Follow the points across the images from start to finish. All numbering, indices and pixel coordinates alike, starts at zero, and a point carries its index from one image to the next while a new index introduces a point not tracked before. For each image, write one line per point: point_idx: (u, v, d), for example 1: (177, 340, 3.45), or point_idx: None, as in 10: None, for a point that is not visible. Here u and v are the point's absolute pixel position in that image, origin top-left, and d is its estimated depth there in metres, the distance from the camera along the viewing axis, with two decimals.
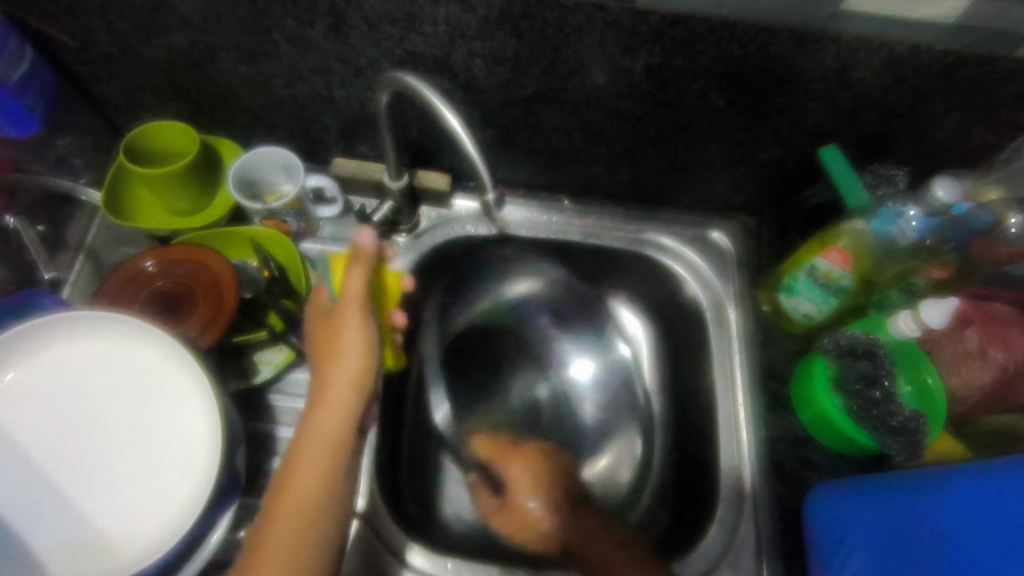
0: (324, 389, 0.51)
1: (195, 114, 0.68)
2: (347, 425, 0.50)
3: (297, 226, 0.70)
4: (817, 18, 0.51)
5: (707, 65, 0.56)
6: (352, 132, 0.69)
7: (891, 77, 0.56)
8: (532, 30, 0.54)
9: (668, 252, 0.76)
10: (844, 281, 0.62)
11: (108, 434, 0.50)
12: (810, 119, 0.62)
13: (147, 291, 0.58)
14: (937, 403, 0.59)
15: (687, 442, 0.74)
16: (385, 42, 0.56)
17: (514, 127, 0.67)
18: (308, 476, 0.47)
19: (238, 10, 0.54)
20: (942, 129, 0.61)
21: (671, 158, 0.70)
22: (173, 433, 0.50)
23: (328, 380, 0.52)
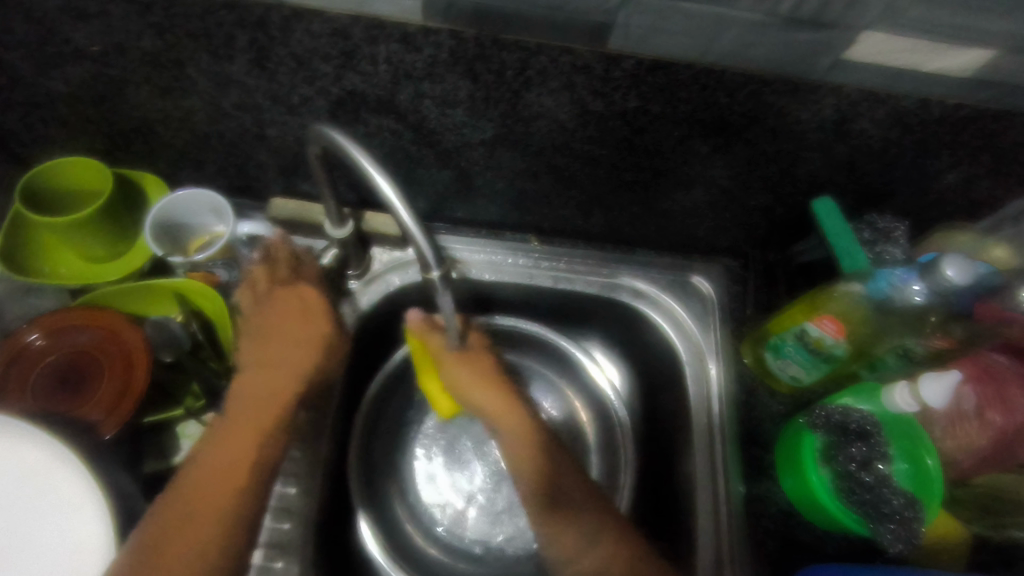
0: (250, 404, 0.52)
1: (110, 148, 0.60)
2: (266, 454, 0.50)
3: (227, 276, 0.60)
4: (815, 68, 0.45)
5: (690, 112, 0.49)
6: (291, 169, 0.61)
7: (896, 129, 0.49)
8: (488, 71, 0.46)
9: (644, 298, 0.69)
10: (834, 351, 0.56)
11: None
12: (802, 169, 0.55)
13: (38, 371, 0.51)
14: (934, 489, 0.53)
15: (660, 507, 0.68)
16: (320, 80, 0.48)
17: (472, 169, 0.59)
18: (236, 452, 0.49)
19: (143, 43, 0.46)
20: (947, 181, 0.55)
21: (648, 202, 0.63)
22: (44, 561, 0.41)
23: (256, 397, 0.53)
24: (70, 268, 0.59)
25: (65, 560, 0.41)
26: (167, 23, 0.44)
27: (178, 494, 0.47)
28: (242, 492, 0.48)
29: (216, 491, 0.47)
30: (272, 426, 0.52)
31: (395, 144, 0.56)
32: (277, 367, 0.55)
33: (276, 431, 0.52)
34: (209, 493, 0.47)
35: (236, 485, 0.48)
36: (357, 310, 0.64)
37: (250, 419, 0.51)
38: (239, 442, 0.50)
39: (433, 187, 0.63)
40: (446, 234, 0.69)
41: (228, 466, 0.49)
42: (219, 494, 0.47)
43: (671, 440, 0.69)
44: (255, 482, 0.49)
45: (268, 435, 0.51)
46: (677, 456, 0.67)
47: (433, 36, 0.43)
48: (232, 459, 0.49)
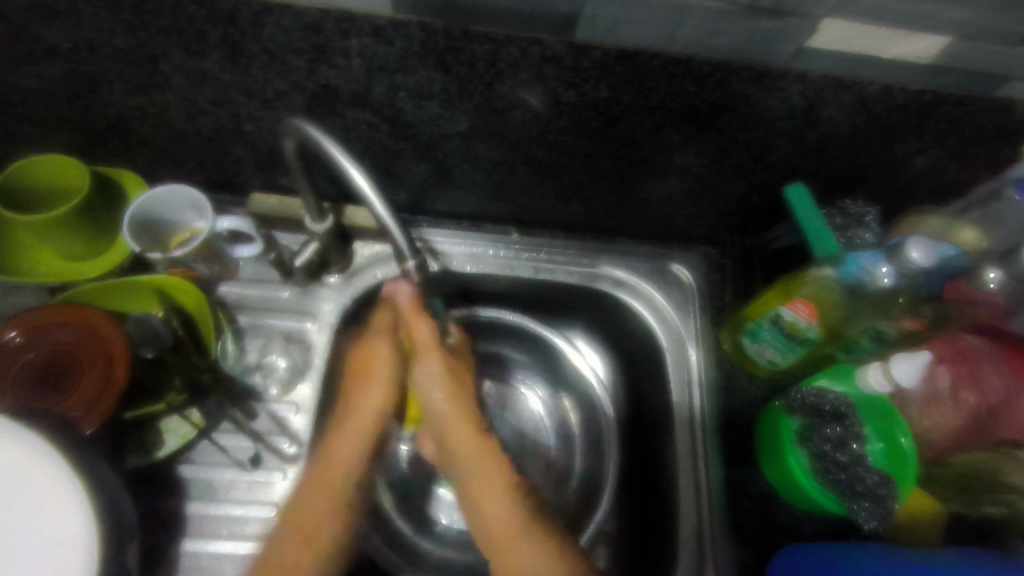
0: (349, 419, 0.55)
1: (87, 147, 0.60)
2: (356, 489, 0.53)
3: (207, 270, 0.63)
4: (781, 56, 0.45)
5: (661, 102, 0.50)
6: (269, 164, 0.61)
7: (862, 115, 0.50)
8: (460, 64, 0.47)
9: (624, 286, 0.70)
10: (808, 334, 0.57)
11: None
12: (774, 156, 0.56)
13: (19, 368, 0.51)
14: (908, 468, 0.54)
15: (644, 492, 0.69)
16: (294, 74, 0.49)
17: (450, 161, 0.60)
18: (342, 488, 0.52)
19: (114, 39, 0.47)
20: (915, 166, 0.56)
21: (625, 192, 0.64)
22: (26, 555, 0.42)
23: (353, 411, 0.55)
24: (50, 266, 0.59)
25: (48, 555, 0.42)
26: (138, 19, 0.44)
27: (285, 522, 0.50)
28: (317, 527, 0.50)
29: (318, 522, 0.50)
30: (359, 460, 0.53)
31: (372, 137, 0.56)
32: (369, 376, 0.56)
33: (360, 473, 0.53)
34: (291, 524, 0.50)
35: (305, 531, 0.50)
36: (339, 304, 0.65)
37: (343, 455, 0.53)
38: (355, 435, 0.55)
39: (412, 180, 0.64)
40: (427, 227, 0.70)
41: (339, 460, 0.53)
42: (320, 534, 0.50)
43: (653, 426, 0.70)
44: (333, 542, 0.50)
45: (351, 467, 0.53)
46: (659, 441, 0.68)
47: (403, 28, 0.44)
48: (310, 500, 0.51)
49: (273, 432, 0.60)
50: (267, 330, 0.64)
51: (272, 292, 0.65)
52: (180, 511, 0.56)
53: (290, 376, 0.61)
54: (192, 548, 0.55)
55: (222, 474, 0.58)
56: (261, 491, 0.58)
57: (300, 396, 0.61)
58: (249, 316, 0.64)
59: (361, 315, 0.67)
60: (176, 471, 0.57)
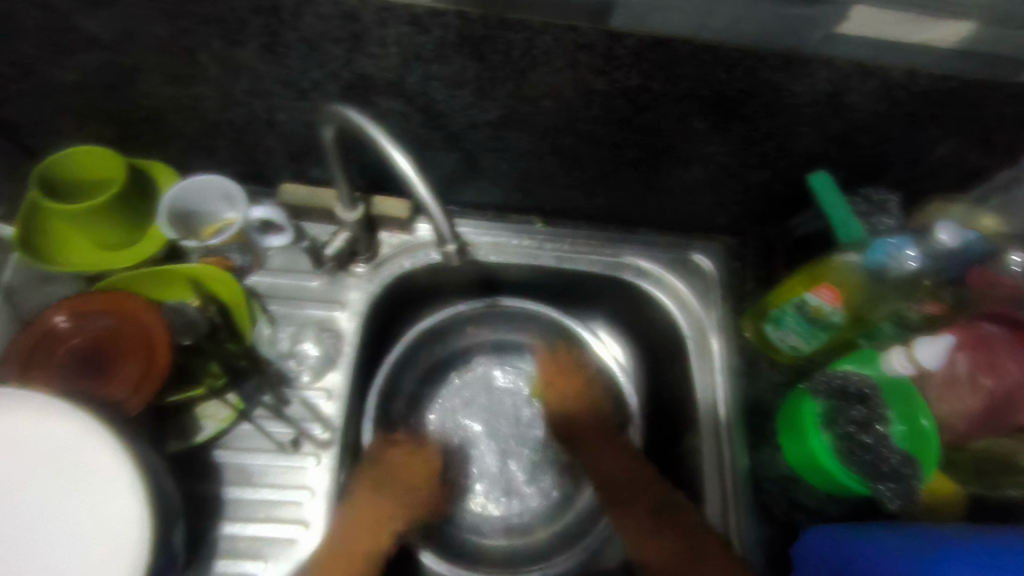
0: (363, 516, 0.56)
1: (121, 138, 0.61)
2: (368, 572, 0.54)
3: (241, 261, 0.64)
4: (809, 41, 0.46)
5: (689, 89, 0.51)
6: (300, 154, 0.62)
7: (886, 102, 0.51)
8: (495, 52, 0.48)
9: (646, 275, 0.71)
10: (833, 319, 0.58)
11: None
12: (798, 144, 0.57)
13: (63, 353, 0.52)
14: (931, 449, 0.56)
15: (668, 478, 0.70)
16: (330, 64, 0.50)
17: (478, 151, 0.61)
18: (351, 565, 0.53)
19: (156, 30, 0.48)
20: (936, 152, 0.57)
21: (649, 181, 0.65)
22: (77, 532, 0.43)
23: (363, 509, 0.56)
24: (86, 256, 0.60)
25: (101, 531, 0.43)
26: (180, 9, 0.46)
27: None
28: None
29: None
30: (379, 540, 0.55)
31: (403, 126, 0.57)
32: (376, 501, 0.57)
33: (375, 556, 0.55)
34: None
35: None
36: (368, 293, 0.66)
37: (358, 533, 0.55)
38: (371, 528, 0.55)
39: (440, 170, 0.65)
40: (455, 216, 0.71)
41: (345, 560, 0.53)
42: None
43: (675, 413, 0.71)
44: None
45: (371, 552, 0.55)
46: (682, 427, 0.69)
47: (441, 16, 0.45)
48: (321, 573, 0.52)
49: (305, 418, 0.61)
50: (297, 319, 0.65)
51: (302, 281, 0.66)
52: (217, 495, 0.57)
53: (322, 364, 0.63)
54: (230, 531, 0.56)
55: (257, 459, 0.59)
56: (295, 475, 0.59)
57: (330, 383, 0.62)
58: (280, 305, 0.65)
59: (389, 304, 0.68)
60: (213, 456, 0.59)
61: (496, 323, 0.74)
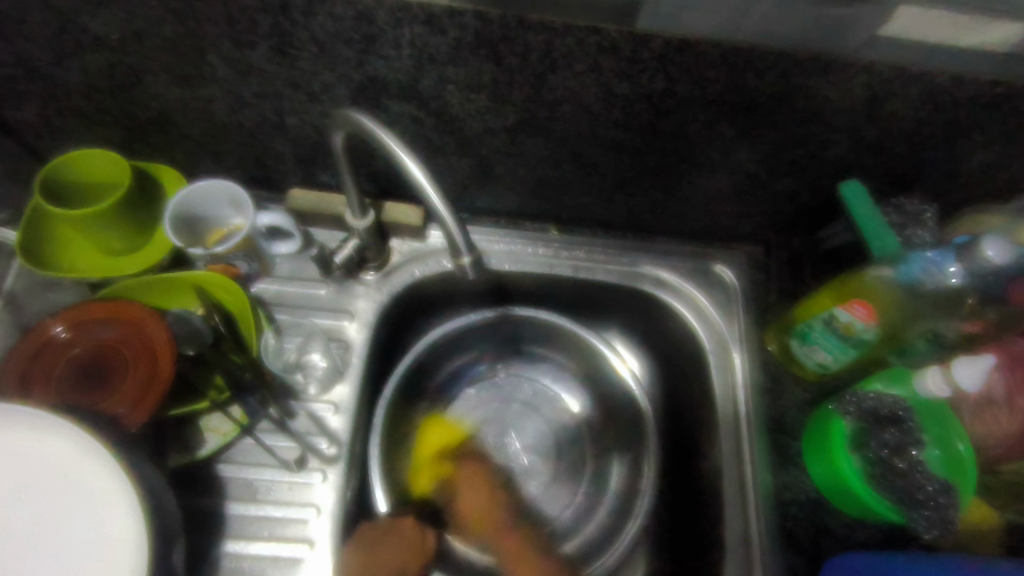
0: None
1: (127, 140, 0.60)
2: None
3: (247, 268, 0.62)
4: (848, 45, 0.44)
5: (718, 95, 0.48)
6: (309, 159, 0.60)
7: (928, 109, 0.48)
8: (513, 54, 0.45)
9: (665, 286, 0.69)
10: (864, 336, 0.55)
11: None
12: (830, 152, 0.54)
13: (64, 363, 0.50)
14: (969, 473, 0.52)
15: (685, 497, 0.68)
16: (342, 66, 0.48)
17: (494, 157, 0.58)
18: None
19: (162, 29, 0.46)
20: (977, 162, 0.54)
21: (671, 189, 0.62)
22: (74, 556, 0.41)
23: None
24: (89, 261, 0.58)
25: (97, 553, 0.41)
26: (187, 8, 0.44)
27: None
28: None
29: None
30: None
31: (416, 131, 0.55)
32: None
33: None
34: None
35: None
36: (377, 302, 0.64)
37: None
38: None
39: (453, 176, 0.62)
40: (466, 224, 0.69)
41: None
42: None
43: (695, 430, 0.68)
44: None
45: None
46: (702, 445, 0.67)
47: (458, 17, 0.43)
48: None
49: (312, 432, 0.59)
50: (304, 328, 0.63)
51: (310, 289, 0.64)
52: (219, 511, 0.55)
53: (329, 375, 0.61)
54: (233, 549, 0.54)
55: (261, 473, 0.57)
56: (301, 492, 0.57)
57: (338, 396, 0.60)
58: (287, 313, 0.63)
59: (399, 314, 0.66)
60: (215, 470, 0.56)
61: (508, 337, 0.72)
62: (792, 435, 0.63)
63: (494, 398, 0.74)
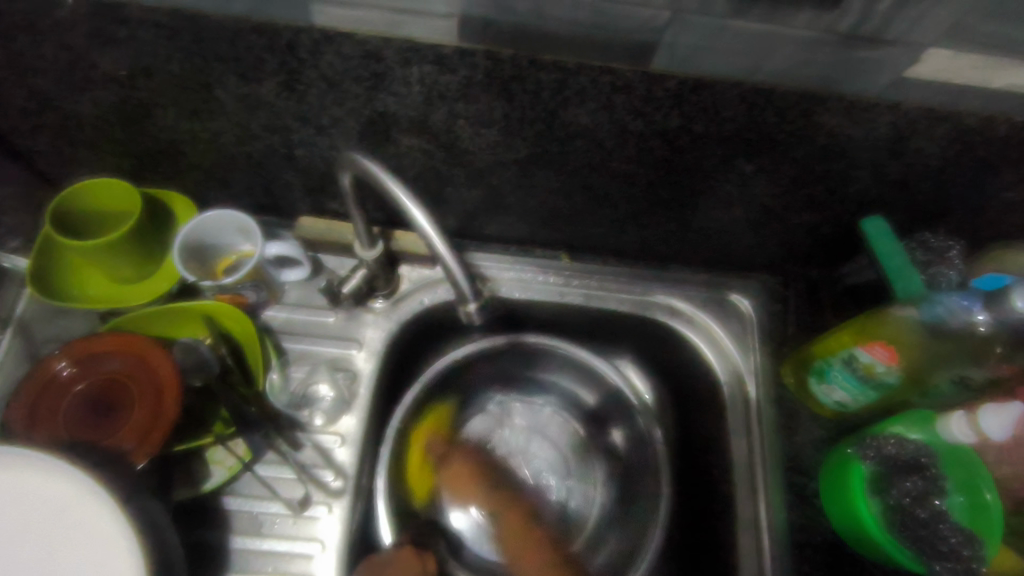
0: None
1: (137, 169, 0.59)
2: None
3: (256, 297, 0.61)
4: (873, 86, 0.42)
5: (735, 132, 0.47)
6: (318, 188, 0.60)
7: (956, 147, 0.47)
8: (525, 92, 0.44)
9: (679, 316, 0.67)
10: (887, 378, 0.53)
11: None
12: (852, 188, 0.52)
13: (68, 399, 0.50)
14: (994, 525, 0.51)
15: (698, 533, 0.66)
16: (350, 102, 0.47)
17: (505, 187, 0.57)
18: None
19: (171, 66, 0.45)
20: (1006, 200, 0.52)
21: (686, 220, 0.61)
22: None
23: None
24: (99, 289, 0.58)
25: None
26: (196, 47, 0.43)
27: None
28: None
29: None
30: None
31: (425, 163, 0.54)
32: None
33: None
34: None
35: None
36: (386, 330, 0.63)
37: None
38: None
39: (463, 205, 0.61)
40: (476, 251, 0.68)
41: None
42: None
43: (708, 465, 0.66)
44: None
45: None
46: (715, 480, 0.65)
47: (468, 56, 0.42)
48: None
49: (318, 464, 0.58)
50: (312, 357, 0.62)
51: (319, 317, 0.64)
52: (224, 544, 0.55)
53: (337, 405, 0.60)
54: None
55: (266, 507, 0.56)
56: (306, 526, 0.56)
57: (345, 427, 0.60)
58: (295, 342, 0.62)
59: (407, 342, 0.66)
60: (221, 502, 0.56)
61: (515, 365, 0.71)
62: (809, 474, 0.61)
63: (501, 425, 0.72)
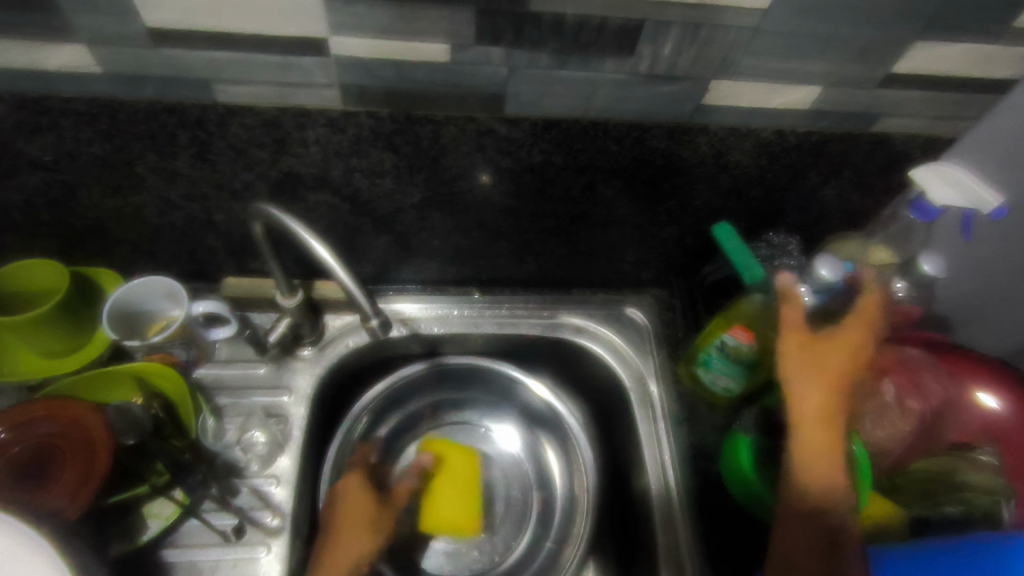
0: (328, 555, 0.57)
1: (65, 250, 0.64)
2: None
3: (185, 355, 0.66)
4: (683, 112, 0.53)
5: (589, 161, 0.56)
6: (240, 249, 0.66)
7: (764, 157, 0.57)
8: (407, 144, 0.53)
9: (585, 333, 0.74)
10: (746, 357, 0.62)
11: None
12: (698, 200, 0.63)
13: (2, 462, 0.53)
14: (865, 473, 0.58)
15: (627, 533, 0.70)
16: (258, 166, 0.54)
17: (409, 231, 0.65)
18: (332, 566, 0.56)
19: (93, 148, 0.52)
20: (823, 198, 0.63)
21: (573, 245, 0.70)
22: None
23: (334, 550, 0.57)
24: (27, 366, 0.61)
25: None
26: (114, 129, 0.50)
27: None
28: None
29: None
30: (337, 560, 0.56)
31: (334, 216, 0.61)
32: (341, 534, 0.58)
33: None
34: None
35: None
36: (314, 375, 0.68)
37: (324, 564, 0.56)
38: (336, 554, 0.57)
39: (376, 253, 0.68)
40: (390, 296, 0.73)
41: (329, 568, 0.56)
42: None
43: (625, 466, 0.72)
44: None
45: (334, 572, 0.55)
46: (630, 478, 0.71)
47: (354, 117, 0.50)
48: None
49: (256, 507, 0.61)
50: (244, 409, 0.66)
51: (250, 370, 0.68)
52: None
53: (269, 448, 0.64)
54: None
55: (207, 555, 0.58)
56: (245, 568, 0.58)
57: (280, 468, 0.63)
58: (228, 395, 0.66)
59: (336, 384, 0.70)
60: (160, 555, 0.58)
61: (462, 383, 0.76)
62: (711, 459, 0.67)
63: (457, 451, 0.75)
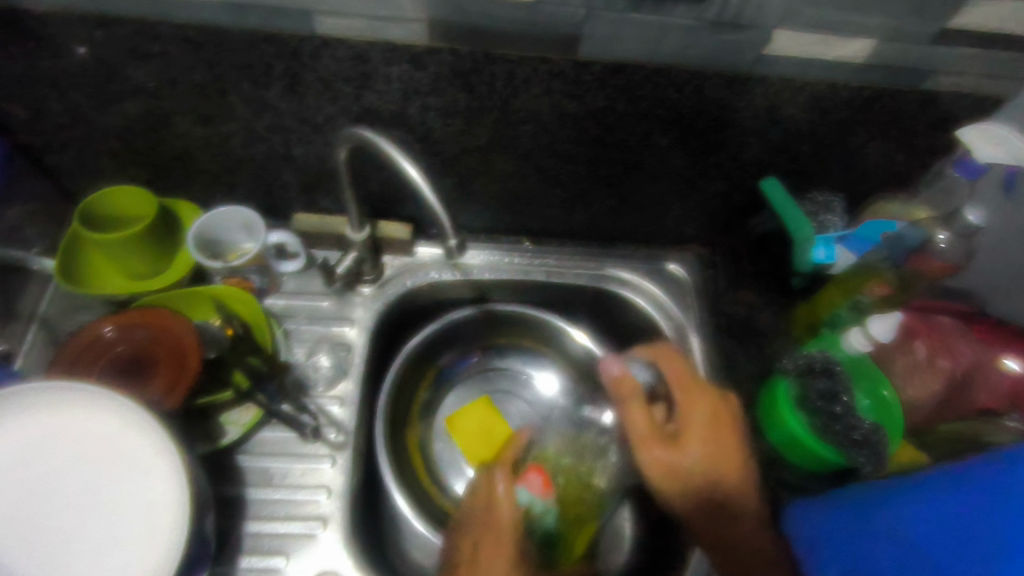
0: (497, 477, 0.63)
1: (152, 179, 0.69)
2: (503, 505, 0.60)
3: (259, 282, 0.69)
4: (744, 62, 0.56)
5: (649, 108, 0.60)
6: (311, 186, 0.70)
7: (816, 112, 0.60)
8: (482, 83, 0.57)
9: (628, 285, 0.77)
10: (545, 519, 0.61)
11: (56, 519, 0.46)
12: (747, 153, 0.66)
13: (105, 360, 0.58)
14: (895, 417, 0.61)
15: None
16: (342, 100, 0.58)
17: (471, 175, 0.69)
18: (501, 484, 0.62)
19: (194, 76, 0.56)
20: (869, 157, 0.66)
21: (622, 197, 0.73)
22: (126, 516, 0.46)
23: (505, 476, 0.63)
24: (117, 283, 0.66)
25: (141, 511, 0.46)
26: (215, 57, 0.54)
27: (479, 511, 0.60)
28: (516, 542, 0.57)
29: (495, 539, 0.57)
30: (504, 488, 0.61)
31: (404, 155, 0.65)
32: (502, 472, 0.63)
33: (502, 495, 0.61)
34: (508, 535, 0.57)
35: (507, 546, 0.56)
36: (374, 309, 0.72)
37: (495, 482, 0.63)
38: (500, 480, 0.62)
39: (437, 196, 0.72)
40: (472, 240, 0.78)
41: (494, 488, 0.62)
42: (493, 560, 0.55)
43: None
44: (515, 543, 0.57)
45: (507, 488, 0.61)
46: None
47: (436, 54, 0.54)
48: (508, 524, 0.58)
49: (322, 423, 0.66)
50: (310, 336, 0.70)
51: (315, 302, 0.72)
52: (241, 495, 0.61)
53: (334, 371, 0.68)
54: (252, 528, 0.60)
55: (278, 462, 0.63)
56: (313, 475, 0.63)
57: (344, 391, 0.68)
58: (296, 323, 0.71)
59: (394, 320, 0.74)
60: (235, 459, 0.63)
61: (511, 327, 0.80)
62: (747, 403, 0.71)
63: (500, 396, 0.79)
